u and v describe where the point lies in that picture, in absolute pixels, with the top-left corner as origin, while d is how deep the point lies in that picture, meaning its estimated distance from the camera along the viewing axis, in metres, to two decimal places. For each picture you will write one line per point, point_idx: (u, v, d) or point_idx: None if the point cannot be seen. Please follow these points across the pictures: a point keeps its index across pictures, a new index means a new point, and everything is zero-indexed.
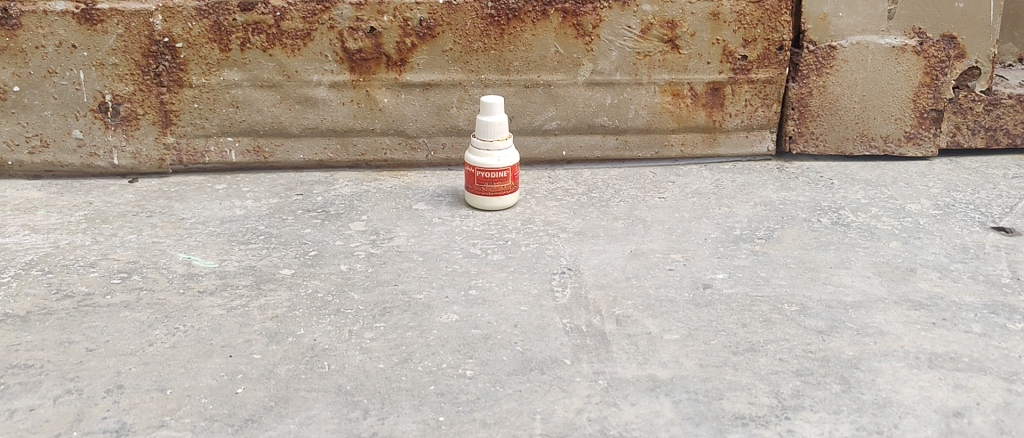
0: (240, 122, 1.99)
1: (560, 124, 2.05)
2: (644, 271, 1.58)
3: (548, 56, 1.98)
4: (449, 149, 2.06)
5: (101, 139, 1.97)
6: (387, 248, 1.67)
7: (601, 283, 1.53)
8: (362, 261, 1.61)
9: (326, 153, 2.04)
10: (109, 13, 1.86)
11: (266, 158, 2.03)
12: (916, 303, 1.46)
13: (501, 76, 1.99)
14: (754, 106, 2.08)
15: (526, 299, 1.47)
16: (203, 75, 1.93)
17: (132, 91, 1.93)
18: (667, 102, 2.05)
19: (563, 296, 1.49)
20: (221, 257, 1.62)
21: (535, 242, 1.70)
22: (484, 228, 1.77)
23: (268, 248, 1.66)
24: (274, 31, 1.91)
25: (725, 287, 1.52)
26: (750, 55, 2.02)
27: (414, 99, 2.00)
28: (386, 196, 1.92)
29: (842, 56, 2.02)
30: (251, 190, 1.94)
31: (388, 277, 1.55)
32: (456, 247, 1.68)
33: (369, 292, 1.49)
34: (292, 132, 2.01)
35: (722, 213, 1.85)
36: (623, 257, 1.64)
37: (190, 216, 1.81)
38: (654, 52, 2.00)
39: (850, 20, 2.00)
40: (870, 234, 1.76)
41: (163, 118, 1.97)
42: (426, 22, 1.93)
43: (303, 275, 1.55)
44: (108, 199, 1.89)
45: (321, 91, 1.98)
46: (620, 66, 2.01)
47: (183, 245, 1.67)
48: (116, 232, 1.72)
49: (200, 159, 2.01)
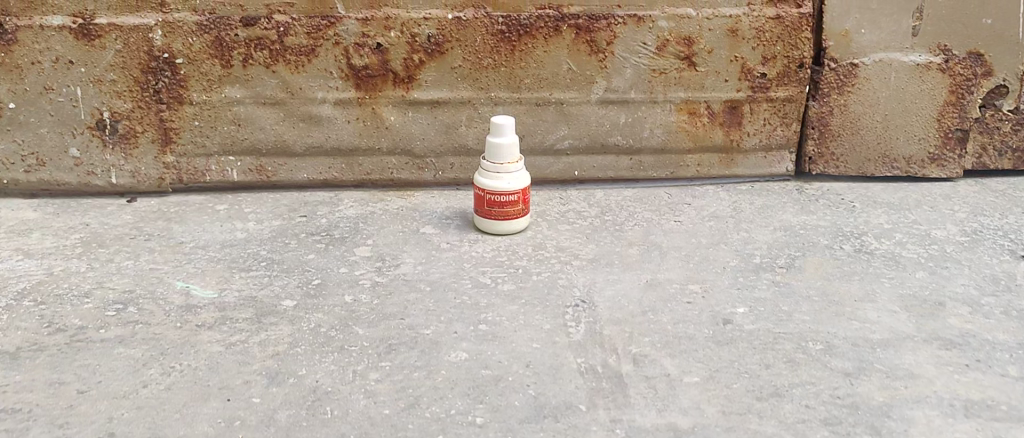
0: (243, 141, 1.92)
1: (572, 143, 1.98)
2: (661, 304, 1.52)
3: (560, 73, 1.92)
4: (457, 169, 2.00)
5: (99, 158, 1.91)
6: (393, 277, 1.61)
7: (617, 317, 1.47)
8: (368, 292, 1.55)
9: (330, 171, 1.97)
10: (108, 28, 1.80)
11: (269, 177, 1.96)
12: (947, 342, 1.40)
13: (512, 94, 1.93)
14: (773, 125, 2.01)
15: (539, 336, 1.41)
16: (204, 92, 1.87)
17: (131, 108, 1.87)
18: (683, 120, 1.98)
19: (576, 332, 1.42)
20: (221, 287, 1.55)
21: (547, 271, 1.64)
22: (494, 255, 1.71)
23: (270, 276, 1.60)
24: (277, 47, 1.85)
25: (747, 323, 1.46)
26: (769, 72, 1.95)
27: (421, 117, 1.94)
28: (392, 219, 1.86)
29: (864, 74, 1.95)
30: (253, 211, 1.88)
31: (394, 310, 1.48)
32: (465, 276, 1.62)
33: (374, 327, 1.42)
34: (296, 151, 1.94)
35: (741, 239, 1.78)
36: (639, 288, 1.57)
37: (190, 239, 1.75)
38: (671, 69, 1.93)
39: (874, 37, 1.93)
40: (895, 263, 1.69)
41: (163, 136, 1.91)
42: (435, 38, 1.87)
43: (305, 308, 1.49)
44: (106, 220, 1.83)
45: (325, 109, 1.91)
46: (635, 84, 1.94)
47: (181, 273, 1.61)
48: (113, 258, 1.66)
49: (201, 178, 1.95)
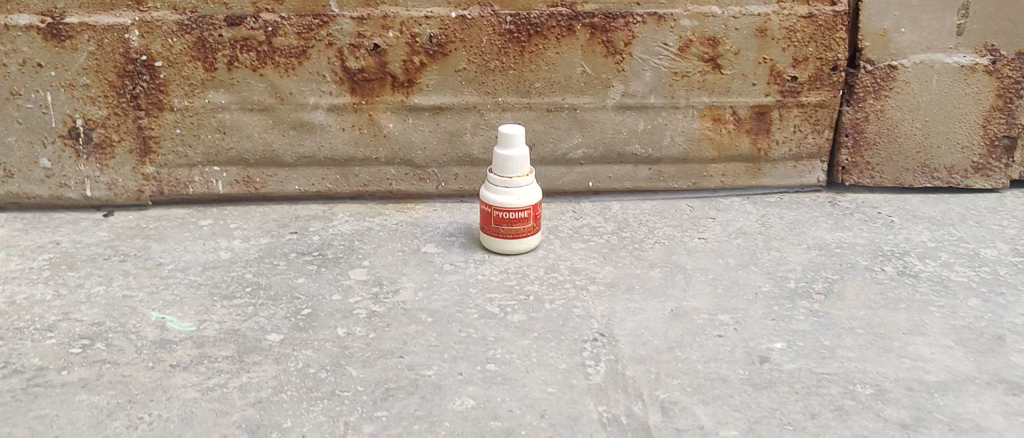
0: (228, 150, 1.77)
1: (586, 152, 1.83)
2: (689, 339, 1.36)
3: (573, 76, 1.76)
4: (461, 180, 1.84)
5: (72, 169, 1.75)
6: (391, 305, 1.45)
7: (640, 355, 1.32)
8: (363, 323, 1.40)
9: (324, 183, 1.82)
10: (79, 28, 1.64)
11: (257, 189, 1.81)
12: (1012, 386, 1.24)
13: (521, 99, 1.77)
14: (804, 132, 1.85)
15: (554, 378, 1.26)
16: (185, 98, 1.71)
17: (106, 115, 1.71)
18: (706, 127, 1.82)
19: (596, 373, 1.27)
20: (200, 318, 1.40)
21: (561, 297, 1.49)
22: (502, 279, 1.55)
23: (255, 304, 1.45)
24: (264, 49, 1.69)
25: (785, 362, 1.31)
26: (801, 75, 1.79)
27: (423, 125, 1.78)
28: (390, 236, 1.71)
29: (903, 77, 1.79)
30: (240, 227, 1.73)
31: (393, 346, 1.33)
32: (470, 304, 1.46)
33: (369, 367, 1.27)
34: (286, 161, 1.79)
35: (772, 259, 1.63)
36: (663, 319, 1.42)
37: (168, 260, 1.59)
38: (694, 72, 1.77)
39: (915, 37, 1.77)
40: (944, 288, 1.53)
41: (141, 145, 1.75)
42: (437, 39, 1.71)
43: (293, 343, 1.34)
44: (78, 238, 1.67)
45: (318, 115, 1.75)
46: (654, 88, 1.78)
47: (157, 301, 1.45)
48: (83, 283, 1.50)
49: (183, 190, 1.80)
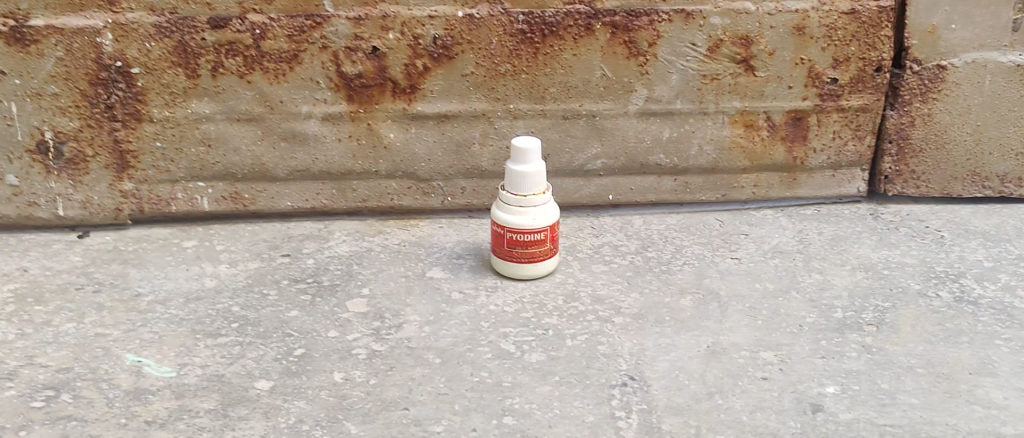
0: (214, 164, 1.61)
1: (606, 162, 1.68)
2: (730, 383, 1.21)
3: (592, 80, 1.60)
4: (469, 193, 1.69)
5: (41, 186, 1.59)
6: (394, 344, 1.30)
7: (676, 404, 1.17)
8: (362, 366, 1.25)
9: (319, 198, 1.67)
10: (45, 32, 1.47)
11: (246, 206, 1.66)
12: None
13: (535, 106, 1.61)
14: (844, 139, 1.69)
15: (580, 434, 1.11)
16: (165, 107, 1.55)
17: (78, 127, 1.55)
18: (738, 134, 1.67)
19: (627, 427, 1.12)
20: (181, 361, 1.25)
21: (583, 331, 1.34)
22: (517, 310, 1.40)
23: (242, 344, 1.30)
24: (252, 53, 1.52)
25: (841, 411, 1.16)
26: (841, 77, 1.63)
27: (427, 134, 1.62)
28: (392, 259, 1.56)
29: (953, 78, 1.62)
30: (227, 249, 1.58)
31: (396, 395, 1.18)
32: (482, 341, 1.31)
33: (370, 423, 1.12)
34: (277, 175, 1.64)
35: (814, 283, 1.47)
36: (700, 359, 1.27)
37: (147, 290, 1.44)
38: (725, 75, 1.61)
39: (966, 33, 1.59)
40: (1008, 317, 1.38)
41: (118, 160, 1.59)
42: (442, 40, 1.55)
43: (284, 392, 1.18)
44: (48, 264, 1.52)
45: (312, 125, 1.60)
46: (681, 92, 1.62)
47: (133, 340, 1.30)
48: (50, 319, 1.35)
49: (165, 208, 1.64)
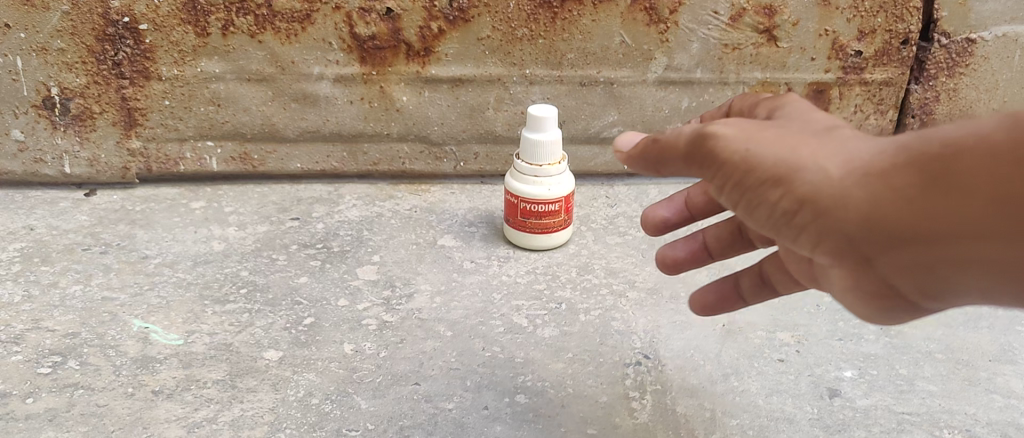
0: (223, 124, 1.58)
1: (622, 130, 1.66)
2: (746, 363, 1.20)
3: (610, 47, 1.56)
4: (482, 159, 1.69)
5: (48, 142, 1.56)
6: (404, 315, 1.28)
7: (690, 385, 1.15)
8: (373, 337, 1.23)
9: (329, 161, 1.66)
10: None
11: (255, 167, 1.65)
12: None
13: (552, 72, 1.58)
14: (865, 112, 1.68)
15: (594, 414, 1.09)
16: (174, 65, 1.51)
17: (85, 83, 1.50)
18: None
19: (642, 408, 1.11)
20: (189, 328, 1.23)
21: (596, 306, 1.32)
22: (530, 281, 1.38)
23: (250, 311, 1.28)
24: (264, 12, 1.47)
25: (859, 397, 1.14)
26: (866, 50, 1.59)
27: (440, 98, 1.59)
28: (403, 225, 1.53)
29: (982, 52, 1.59)
30: (236, 211, 1.56)
31: (407, 369, 1.16)
32: (495, 314, 1.29)
33: (382, 398, 1.11)
34: (287, 136, 1.61)
35: None
36: (716, 338, 1.25)
37: (155, 253, 1.42)
38: (747, 44, 1.57)
39: (998, 6, 1.55)
40: None
41: (126, 117, 1.56)
42: (458, 3, 1.49)
43: (294, 363, 1.17)
44: (55, 223, 1.49)
45: (324, 87, 1.56)
46: (702, 62, 1.59)
47: (140, 305, 1.28)
48: (57, 281, 1.33)
49: (173, 167, 1.63)
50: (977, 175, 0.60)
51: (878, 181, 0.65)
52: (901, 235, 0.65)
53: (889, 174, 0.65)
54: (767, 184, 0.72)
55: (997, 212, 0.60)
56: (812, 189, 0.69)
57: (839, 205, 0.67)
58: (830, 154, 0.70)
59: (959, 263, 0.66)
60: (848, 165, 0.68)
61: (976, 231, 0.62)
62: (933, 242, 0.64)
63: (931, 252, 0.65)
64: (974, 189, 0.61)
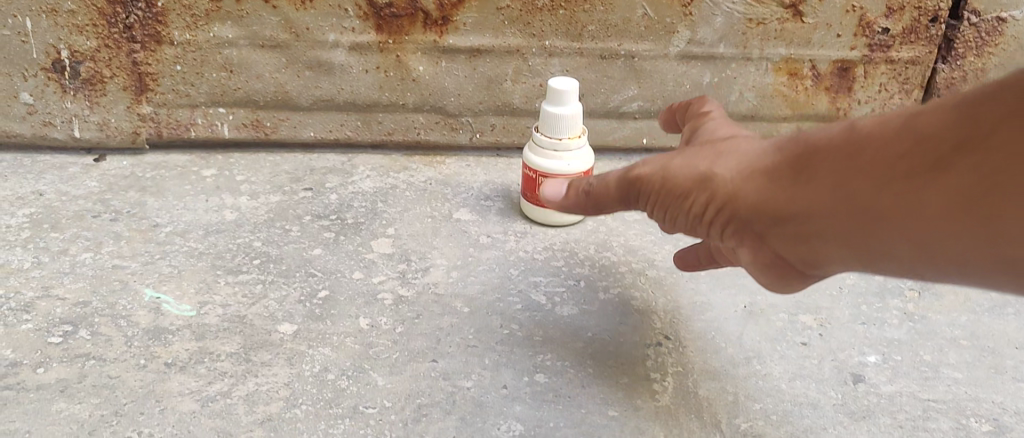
0: (235, 91, 1.55)
1: (641, 105, 1.63)
2: (768, 347, 1.17)
3: (632, 19, 1.52)
4: (498, 131, 1.66)
5: (57, 106, 1.53)
6: (420, 289, 1.26)
7: (711, 368, 1.13)
8: (389, 312, 1.21)
9: (342, 130, 1.63)
10: None
11: (268, 134, 1.62)
12: None
13: (572, 43, 1.55)
14: (890, 92, 1.64)
15: (614, 395, 1.07)
16: (187, 30, 1.47)
17: (95, 46, 1.47)
18: (781, 82, 1.62)
19: (663, 390, 1.09)
20: (202, 299, 1.21)
21: (615, 284, 1.30)
22: (548, 258, 1.35)
23: (264, 283, 1.25)
24: None
25: (883, 383, 1.12)
26: (894, 27, 1.56)
27: (456, 68, 1.56)
28: (418, 198, 1.51)
29: (1012, 31, 1.56)
30: (248, 180, 1.53)
31: (424, 345, 1.14)
32: (512, 290, 1.27)
33: (398, 374, 1.09)
34: (301, 104, 1.59)
35: None
36: (737, 319, 1.23)
37: (166, 221, 1.39)
38: (772, 20, 1.54)
39: None
40: None
41: (137, 82, 1.52)
42: None
43: (308, 337, 1.15)
44: (64, 188, 1.47)
45: (339, 54, 1.53)
46: (725, 36, 1.55)
47: (151, 274, 1.26)
48: (66, 248, 1.31)
49: (184, 134, 1.60)
50: (825, 169, 0.74)
51: (758, 177, 0.81)
52: (776, 219, 0.80)
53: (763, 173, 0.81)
54: (686, 193, 0.89)
55: (835, 195, 0.73)
56: (712, 188, 0.86)
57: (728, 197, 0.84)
58: (728, 161, 0.86)
59: (823, 240, 0.77)
60: (737, 166, 0.84)
61: (825, 215, 0.74)
62: (792, 221, 0.78)
63: (802, 233, 0.78)
64: (823, 181, 0.74)
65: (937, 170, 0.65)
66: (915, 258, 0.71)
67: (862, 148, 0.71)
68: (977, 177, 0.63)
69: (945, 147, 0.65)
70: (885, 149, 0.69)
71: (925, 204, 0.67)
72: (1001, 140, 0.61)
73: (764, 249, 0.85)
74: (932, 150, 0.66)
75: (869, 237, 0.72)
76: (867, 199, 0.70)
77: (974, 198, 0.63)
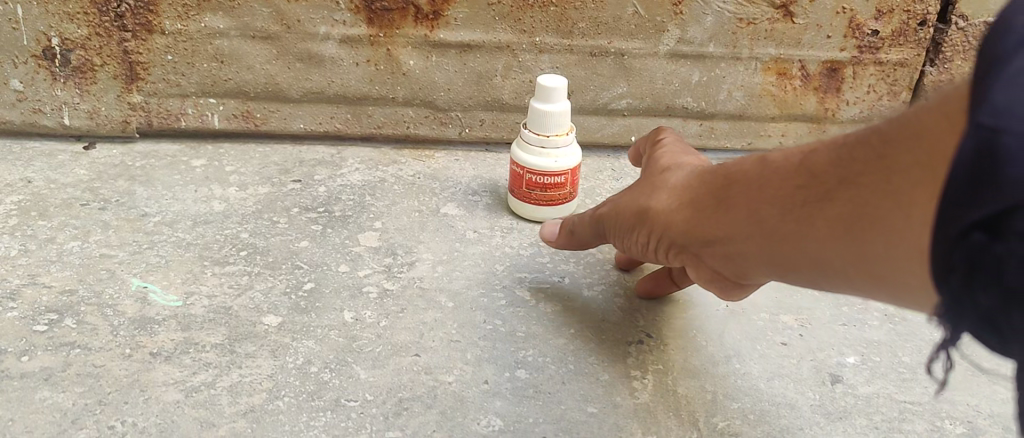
0: (225, 81, 1.56)
1: (630, 103, 1.64)
2: (748, 346, 1.19)
3: (623, 17, 1.53)
4: (488, 126, 1.66)
5: (47, 94, 1.53)
6: (405, 283, 1.27)
7: (692, 367, 1.14)
8: (374, 305, 1.22)
9: (332, 122, 1.63)
10: None
11: (257, 126, 1.62)
12: None
13: (562, 40, 1.55)
14: (879, 93, 1.65)
15: (594, 391, 1.08)
16: (178, 20, 1.48)
17: (86, 35, 1.47)
18: (770, 82, 1.63)
19: (643, 388, 1.10)
20: (188, 289, 1.22)
21: (599, 281, 1.31)
22: (533, 254, 1.36)
23: (250, 274, 1.26)
24: None
25: (861, 384, 1.13)
26: (883, 30, 1.57)
27: (447, 63, 1.57)
28: (406, 191, 1.52)
29: None
30: (237, 170, 1.54)
31: (408, 340, 1.15)
32: (497, 285, 1.28)
33: (381, 368, 1.10)
34: (291, 96, 1.59)
35: None
36: (719, 318, 1.24)
37: (155, 211, 1.40)
38: (762, 19, 1.55)
39: None
40: None
41: (128, 71, 1.53)
42: None
43: (293, 329, 1.15)
44: (53, 176, 1.47)
45: (330, 47, 1.53)
46: (715, 35, 1.56)
47: (139, 263, 1.27)
48: (54, 236, 1.31)
49: (174, 123, 1.60)
50: (743, 199, 0.82)
51: (694, 209, 0.91)
52: (712, 239, 0.88)
53: (700, 205, 0.91)
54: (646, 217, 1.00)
55: (751, 219, 0.80)
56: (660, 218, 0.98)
57: (674, 224, 0.95)
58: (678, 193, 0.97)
59: (746, 257, 0.84)
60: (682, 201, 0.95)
61: (744, 240, 0.82)
62: (722, 242, 0.86)
63: (731, 250, 0.86)
64: (740, 211, 0.82)
65: (826, 200, 0.70)
66: (815, 279, 0.77)
67: (771, 181, 0.78)
68: (850, 208, 0.67)
69: (832, 180, 0.69)
70: (787, 182, 0.76)
71: (813, 232, 0.72)
72: (868, 177, 0.65)
73: (705, 264, 0.94)
74: (821, 183, 0.71)
75: (780, 259, 0.79)
76: (768, 225, 0.78)
77: (845, 224, 0.68)
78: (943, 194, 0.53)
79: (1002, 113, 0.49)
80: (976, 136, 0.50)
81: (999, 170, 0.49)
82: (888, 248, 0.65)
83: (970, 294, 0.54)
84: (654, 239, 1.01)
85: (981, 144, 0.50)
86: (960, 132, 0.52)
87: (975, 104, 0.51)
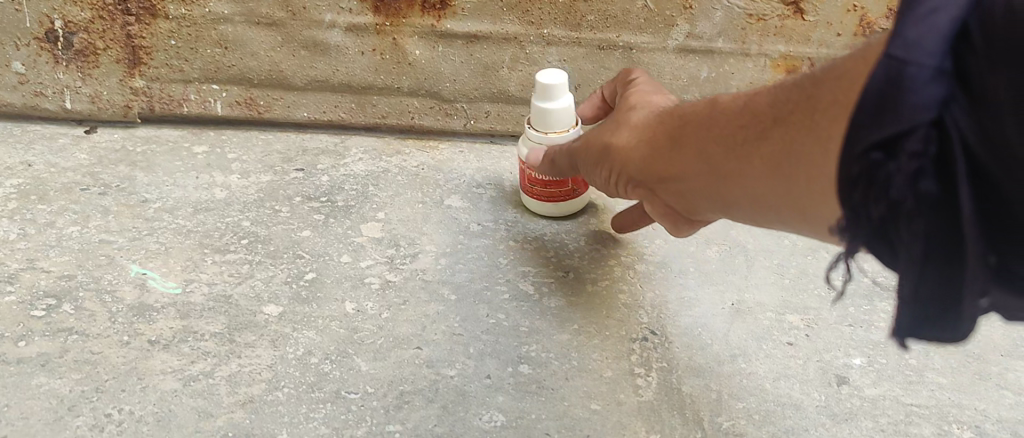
0: (229, 68, 1.54)
1: None
2: (754, 345, 1.17)
3: (633, 10, 1.51)
4: (493, 118, 1.65)
5: (49, 77, 1.52)
6: (408, 275, 1.25)
7: (697, 365, 1.13)
8: (376, 297, 1.20)
9: (337, 111, 1.62)
10: None
11: (260, 113, 1.61)
12: None
13: (570, 33, 1.54)
14: None
15: (597, 388, 1.07)
16: (182, 5, 1.46)
17: (89, 18, 1.46)
18: (779, 78, 1.62)
19: (647, 386, 1.08)
20: (188, 276, 1.21)
21: (603, 276, 1.30)
22: (537, 248, 1.35)
23: (251, 263, 1.25)
24: None
25: (867, 386, 1.12)
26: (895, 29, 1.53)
27: (453, 53, 1.55)
28: (410, 182, 1.50)
29: None
30: (239, 158, 1.52)
31: (410, 332, 1.14)
32: (500, 279, 1.26)
33: (383, 361, 1.08)
34: (294, 84, 1.58)
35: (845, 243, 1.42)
36: (724, 316, 1.23)
37: (155, 197, 1.39)
38: (772, 16, 1.53)
39: None
40: None
41: (131, 55, 1.51)
42: None
43: (293, 319, 1.14)
44: (54, 160, 1.46)
45: (334, 35, 1.52)
46: (725, 31, 1.55)
47: (139, 250, 1.25)
48: (54, 221, 1.30)
49: (177, 109, 1.58)
50: (686, 140, 0.88)
51: (643, 148, 0.97)
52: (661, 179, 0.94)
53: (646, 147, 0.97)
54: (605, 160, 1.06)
55: (693, 158, 0.86)
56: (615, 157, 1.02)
57: (626, 165, 1.00)
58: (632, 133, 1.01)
59: (690, 196, 0.91)
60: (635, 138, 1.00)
61: (686, 179, 0.89)
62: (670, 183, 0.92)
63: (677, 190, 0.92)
64: (684, 152, 0.88)
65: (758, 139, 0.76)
66: (750, 213, 0.83)
67: (711, 122, 0.84)
68: (778, 147, 0.74)
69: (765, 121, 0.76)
70: (724, 124, 0.82)
71: (746, 169, 0.79)
72: (796, 118, 0.71)
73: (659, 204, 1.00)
74: (755, 123, 0.77)
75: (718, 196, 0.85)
76: (710, 163, 0.84)
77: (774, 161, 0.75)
78: (858, 116, 0.62)
79: (913, 47, 0.59)
80: (889, 66, 0.60)
81: (907, 94, 0.59)
82: (806, 183, 0.71)
83: (865, 210, 0.63)
84: (611, 179, 1.06)
85: (893, 72, 0.59)
86: (877, 64, 0.61)
87: (890, 42, 0.61)
